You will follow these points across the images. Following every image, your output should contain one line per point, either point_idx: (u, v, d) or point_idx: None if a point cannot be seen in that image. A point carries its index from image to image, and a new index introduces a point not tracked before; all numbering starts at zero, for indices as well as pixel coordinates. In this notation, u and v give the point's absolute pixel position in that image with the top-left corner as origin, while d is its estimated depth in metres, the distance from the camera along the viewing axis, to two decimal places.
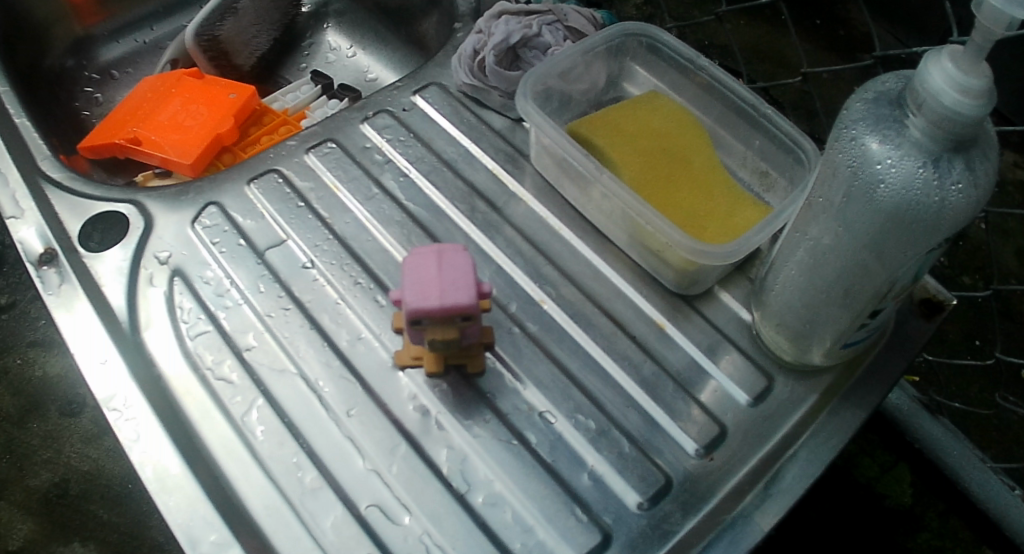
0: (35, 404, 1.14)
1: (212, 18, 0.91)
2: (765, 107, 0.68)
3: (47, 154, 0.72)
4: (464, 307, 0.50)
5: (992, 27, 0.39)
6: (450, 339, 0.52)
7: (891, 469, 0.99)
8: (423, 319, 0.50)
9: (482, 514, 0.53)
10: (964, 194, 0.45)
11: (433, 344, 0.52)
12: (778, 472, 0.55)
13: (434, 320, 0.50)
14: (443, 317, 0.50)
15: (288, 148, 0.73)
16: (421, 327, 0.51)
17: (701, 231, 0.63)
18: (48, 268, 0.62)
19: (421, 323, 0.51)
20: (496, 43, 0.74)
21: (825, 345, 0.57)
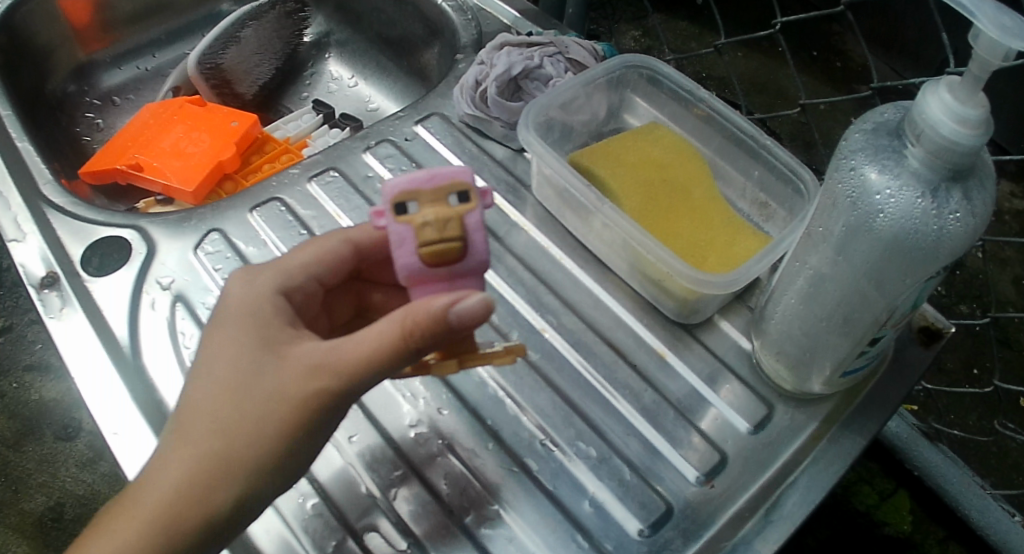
0: (31, 427, 1.12)
1: (214, 46, 0.93)
2: (763, 138, 0.69)
3: (49, 179, 0.72)
4: (461, 179, 0.43)
5: (989, 58, 0.41)
6: (447, 228, 0.42)
7: (891, 497, 0.97)
8: (410, 201, 0.43)
9: (483, 540, 0.53)
10: (962, 222, 0.46)
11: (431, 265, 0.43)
12: (779, 499, 0.55)
13: (426, 203, 0.43)
14: (436, 191, 0.43)
15: (290, 176, 0.74)
16: (410, 216, 0.43)
17: (701, 261, 0.63)
18: (50, 291, 0.63)
19: (408, 213, 0.43)
20: (498, 75, 0.75)
21: (826, 373, 0.57)
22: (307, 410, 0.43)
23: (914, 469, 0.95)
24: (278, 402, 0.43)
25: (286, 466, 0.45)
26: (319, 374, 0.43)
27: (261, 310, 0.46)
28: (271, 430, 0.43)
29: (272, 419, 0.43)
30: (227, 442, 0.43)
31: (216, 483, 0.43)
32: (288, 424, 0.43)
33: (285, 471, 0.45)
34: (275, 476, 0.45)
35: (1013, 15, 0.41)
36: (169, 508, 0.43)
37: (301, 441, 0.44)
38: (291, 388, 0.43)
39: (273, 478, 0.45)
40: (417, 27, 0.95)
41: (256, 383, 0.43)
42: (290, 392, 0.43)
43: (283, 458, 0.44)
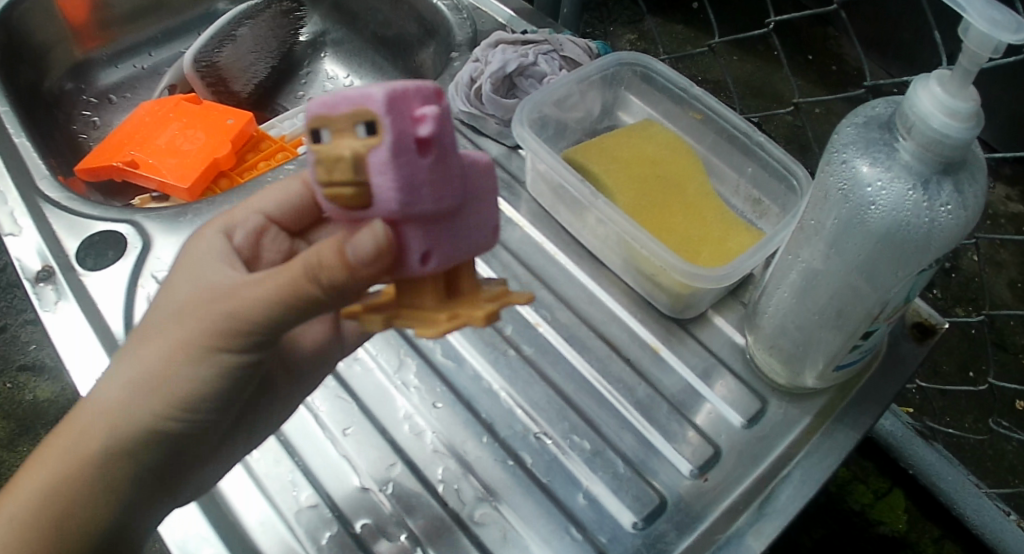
0: (25, 427, 1.12)
1: (210, 44, 0.93)
2: (757, 134, 0.70)
3: (46, 174, 0.72)
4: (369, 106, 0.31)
5: (979, 52, 0.41)
6: (349, 173, 0.32)
7: (886, 496, 0.98)
8: (321, 129, 0.32)
9: (477, 533, 0.53)
10: (953, 214, 0.46)
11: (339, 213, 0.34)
12: (773, 492, 0.55)
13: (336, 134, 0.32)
14: (342, 122, 0.31)
15: (285, 172, 0.74)
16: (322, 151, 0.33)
17: (694, 257, 0.64)
18: (46, 285, 0.63)
19: (319, 144, 0.32)
20: (493, 72, 0.75)
21: (819, 367, 0.57)
22: (209, 332, 0.42)
23: (909, 468, 0.95)
24: (180, 320, 0.43)
25: (199, 396, 0.44)
26: (223, 295, 0.42)
27: (197, 249, 0.48)
28: (171, 350, 0.43)
29: (172, 337, 0.43)
30: (133, 362, 0.44)
31: (120, 401, 0.43)
32: (189, 342, 0.43)
33: (199, 404, 0.44)
34: (186, 406, 0.44)
35: (1003, 9, 0.41)
36: (82, 431, 0.43)
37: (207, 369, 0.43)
38: (196, 308, 0.43)
39: (185, 409, 0.44)
40: (413, 26, 0.96)
41: (168, 307, 0.45)
42: (194, 315, 0.43)
43: (187, 384, 0.43)
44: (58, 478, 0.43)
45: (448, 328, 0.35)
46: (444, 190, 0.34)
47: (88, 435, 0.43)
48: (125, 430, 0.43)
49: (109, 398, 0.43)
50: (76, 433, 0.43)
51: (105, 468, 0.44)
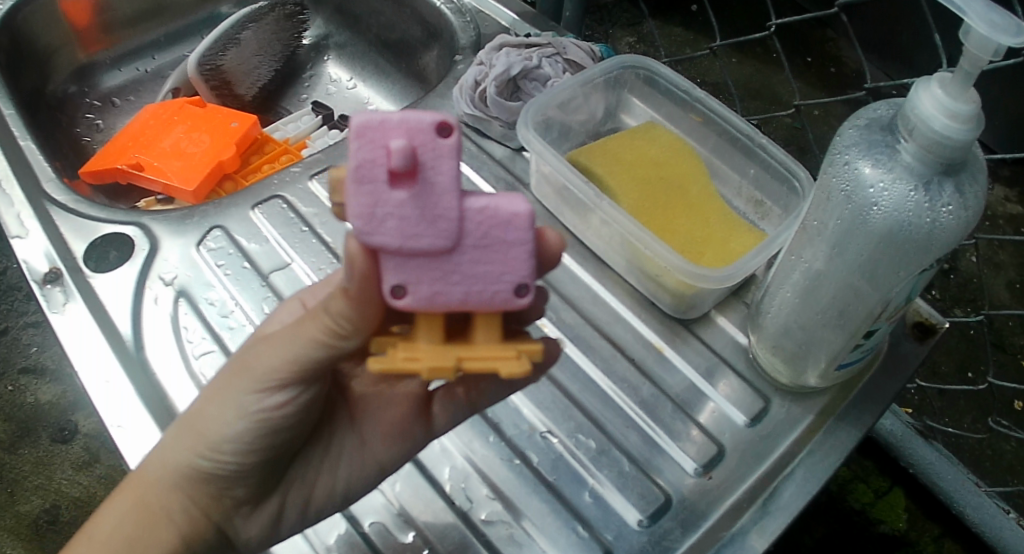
0: (27, 429, 1.12)
1: (214, 47, 0.94)
2: (759, 137, 0.70)
3: (52, 176, 0.72)
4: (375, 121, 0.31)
5: (979, 54, 0.42)
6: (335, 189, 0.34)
7: (886, 494, 0.98)
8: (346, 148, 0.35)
9: (485, 531, 0.54)
10: (955, 215, 0.47)
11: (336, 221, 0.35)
12: (776, 489, 0.56)
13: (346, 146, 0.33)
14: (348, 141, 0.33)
15: (291, 174, 0.74)
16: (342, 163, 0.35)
17: (698, 257, 0.64)
18: (54, 286, 0.63)
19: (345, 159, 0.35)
20: (497, 75, 0.76)
21: (821, 366, 0.58)
22: (243, 372, 0.42)
23: (909, 467, 0.95)
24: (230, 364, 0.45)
25: (229, 437, 0.43)
26: (265, 340, 0.43)
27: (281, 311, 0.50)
28: (214, 391, 0.44)
29: (219, 379, 0.44)
30: (189, 407, 0.46)
31: (172, 441, 0.45)
32: (229, 381, 0.43)
33: (231, 449, 0.43)
34: (218, 450, 0.44)
35: (1002, 13, 0.42)
36: (145, 470, 0.46)
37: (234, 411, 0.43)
38: (243, 353, 0.44)
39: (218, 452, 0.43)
40: (416, 30, 0.96)
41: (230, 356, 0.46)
42: (238, 358, 0.44)
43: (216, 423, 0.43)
44: (119, 512, 0.45)
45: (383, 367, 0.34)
46: (422, 227, 0.33)
47: (146, 475, 0.46)
48: (171, 470, 0.45)
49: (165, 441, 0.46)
50: (140, 472, 0.46)
51: (156, 506, 0.45)
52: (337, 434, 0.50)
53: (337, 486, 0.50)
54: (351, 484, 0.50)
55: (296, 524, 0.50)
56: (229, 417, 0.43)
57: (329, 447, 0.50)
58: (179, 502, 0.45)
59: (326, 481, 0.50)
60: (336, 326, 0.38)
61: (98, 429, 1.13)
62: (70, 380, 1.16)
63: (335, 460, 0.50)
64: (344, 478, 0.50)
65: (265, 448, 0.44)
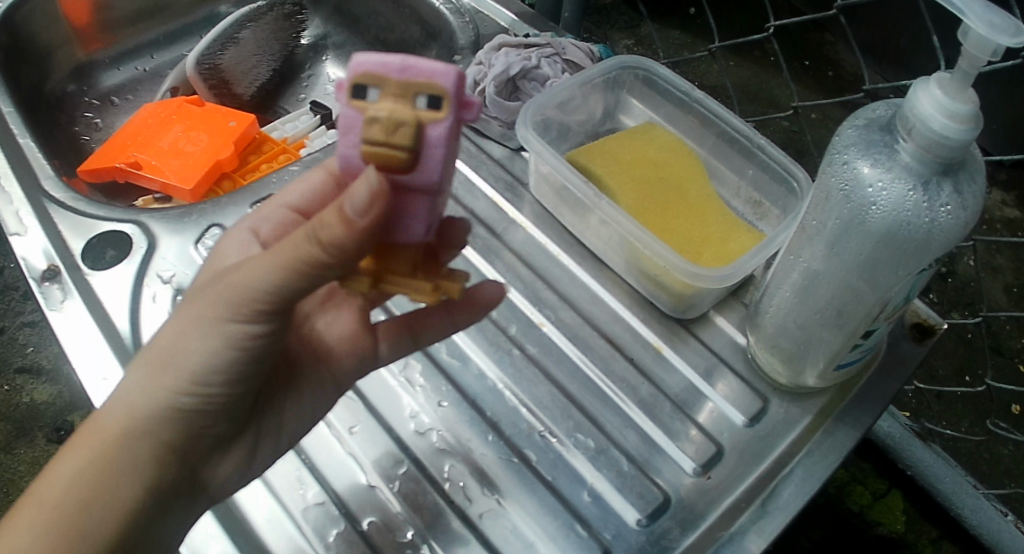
0: (22, 430, 1.12)
1: (213, 46, 0.94)
2: (758, 137, 0.70)
3: (51, 174, 0.72)
4: (437, 81, 0.36)
5: (978, 55, 0.42)
6: (396, 134, 0.36)
7: (884, 497, 0.98)
8: (372, 88, 0.36)
9: (483, 530, 0.54)
10: (953, 215, 0.47)
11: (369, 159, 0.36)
12: (775, 489, 0.56)
13: (388, 94, 0.36)
14: (404, 87, 0.36)
15: (290, 173, 0.74)
16: (366, 104, 0.36)
17: (697, 257, 0.64)
18: (52, 284, 0.63)
19: (365, 100, 0.36)
20: (497, 75, 0.76)
21: (820, 366, 0.58)
22: (216, 302, 0.42)
23: (907, 469, 0.95)
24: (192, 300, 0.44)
25: (206, 368, 0.43)
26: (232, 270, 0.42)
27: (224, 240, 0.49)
28: (182, 328, 0.44)
29: (185, 315, 0.44)
30: (150, 348, 0.45)
31: (138, 386, 0.44)
32: (199, 315, 0.43)
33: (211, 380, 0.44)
34: (201, 382, 0.44)
35: (1002, 14, 0.42)
36: (104, 424, 0.44)
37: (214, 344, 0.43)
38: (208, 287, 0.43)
39: (197, 386, 0.44)
40: (415, 30, 0.96)
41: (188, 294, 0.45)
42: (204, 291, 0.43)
43: (194, 358, 0.43)
44: (78, 461, 0.44)
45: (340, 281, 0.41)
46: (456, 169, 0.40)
47: (109, 425, 0.44)
48: (141, 413, 0.44)
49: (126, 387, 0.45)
50: (96, 423, 0.44)
51: (123, 455, 0.44)
52: (301, 365, 0.52)
53: (306, 413, 0.52)
54: (317, 407, 0.53)
55: (270, 455, 0.52)
56: (208, 349, 0.43)
57: (294, 379, 0.51)
58: (150, 447, 0.45)
59: (293, 412, 0.51)
60: (325, 253, 0.37)
61: None
62: (65, 381, 1.15)
63: (302, 387, 0.51)
64: (309, 407, 0.52)
65: (242, 377, 0.45)
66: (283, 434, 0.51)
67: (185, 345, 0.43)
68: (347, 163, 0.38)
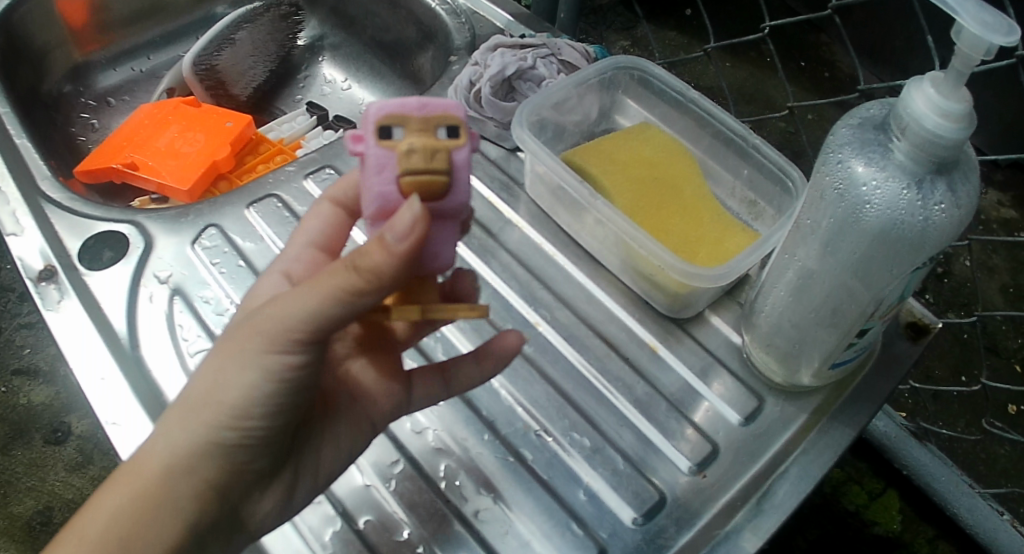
0: (19, 431, 1.12)
1: (209, 47, 0.94)
2: (753, 138, 0.71)
3: (48, 175, 0.72)
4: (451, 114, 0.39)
5: (971, 53, 0.42)
6: (434, 160, 0.38)
7: (880, 496, 0.97)
8: (396, 127, 0.38)
9: (480, 529, 0.54)
10: (947, 213, 0.47)
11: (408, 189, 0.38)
12: (770, 488, 0.56)
13: (413, 131, 0.38)
14: (424, 122, 0.38)
15: (286, 174, 0.75)
16: (394, 142, 0.38)
17: (692, 256, 0.65)
18: (48, 284, 0.63)
19: (391, 139, 0.38)
20: (492, 75, 0.76)
21: (814, 365, 0.58)
22: (255, 336, 0.42)
23: (903, 468, 0.96)
24: (231, 336, 0.44)
25: (247, 403, 0.43)
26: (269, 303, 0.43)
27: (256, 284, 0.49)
28: (221, 363, 0.43)
29: (222, 349, 0.44)
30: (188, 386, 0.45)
31: (179, 425, 0.44)
32: (236, 348, 0.43)
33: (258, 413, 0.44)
34: (246, 416, 0.44)
35: (994, 12, 0.42)
36: (147, 465, 0.44)
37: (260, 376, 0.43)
38: (246, 322, 0.43)
39: (243, 419, 0.44)
40: (411, 31, 0.96)
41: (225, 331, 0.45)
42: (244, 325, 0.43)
43: (241, 391, 0.43)
44: (117, 503, 0.43)
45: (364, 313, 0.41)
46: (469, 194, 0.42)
47: (148, 467, 0.44)
48: (181, 452, 0.44)
49: (167, 428, 0.44)
50: (137, 465, 0.44)
51: (169, 494, 0.44)
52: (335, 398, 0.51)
53: (343, 449, 0.51)
54: (354, 443, 0.52)
55: (309, 492, 0.51)
56: (253, 381, 0.43)
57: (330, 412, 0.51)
58: (192, 485, 0.44)
59: (331, 447, 0.51)
60: (363, 281, 0.38)
61: (91, 431, 1.12)
62: (62, 382, 1.15)
63: (338, 421, 0.51)
64: (347, 442, 0.52)
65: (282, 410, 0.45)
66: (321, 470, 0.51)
67: (226, 378, 0.43)
68: (385, 202, 0.39)
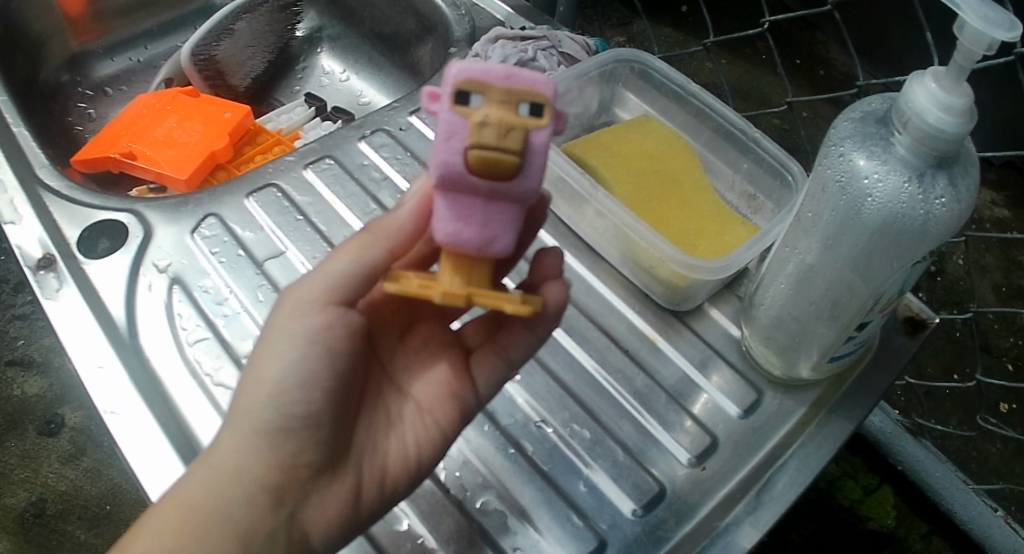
0: (13, 423, 1.11)
1: (208, 37, 0.93)
2: (753, 131, 0.71)
3: (46, 163, 0.72)
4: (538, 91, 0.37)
5: (973, 48, 0.42)
6: (508, 138, 0.37)
7: (874, 492, 0.99)
8: (474, 94, 0.37)
9: (480, 520, 0.54)
10: (948, 207, 0.47)
11: (480, 159, 0.37)
12: (769, 481, 0.56)
13: (492, 101, 0.37)
14: (498, 92, 0.37)
15: (286, 163, 0.74)
16: (471, 110, 0.37)
17: (692, 249, 0.65)
18: (47, 272, 0.63)
19: (467, 105, 0.37)
20: (493, 66, 0.76)
21: (813, 359, 0.58)
22: (286, 315, 0.46)
23: (898, 464, 0.96)
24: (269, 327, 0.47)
25: (281, 376, 0.44)
26: (301, 287, 0.47)
27: None
28: (263, 349, 0.46)
29: (260, 345, 0.47)
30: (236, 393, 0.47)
31: (244, 422, 0.45)
32: (271, 335, 0.46)
33: (308, 431, 0.45)
34: (286, 395, 0.44)
35: (996, 8, 0.43)
36: (208, 468, 0.44)
37: (293, 345, 0.45)
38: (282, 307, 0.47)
39: (290, 397, 0.44)
40: (410, 23, 0.96)
41: (249, 371, 0.46)
42: (273, 360, 0.45)
43: (278, 367, 0.45)
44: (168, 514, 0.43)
45: (414, 291, 0.39)
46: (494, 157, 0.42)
47: (207, 464, 0.45)
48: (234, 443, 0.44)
49: (228, 427, 0.45)
50: (202, 464, 0.45)
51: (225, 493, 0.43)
52: (390, 405, 0.51)
53: (409, 446, 0.49)
54: (423, 452, 0.50)
55: (376, 499, 0.48)
56: (288, 356, 0.45)
57: (386, 419, 0.50)
58: (254, 474, 0.44)
59: (396, 446, 0.49)
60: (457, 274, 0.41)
61: (84, 423, 1.12)
62: (56, 374, 1.14)
63: (394, 424, 0.50)
64: (412, 443, 0.49)
65: (326, 388, 0.45)
66: (388, 479, 0.48)
67: (271, 360, 0.45)
68: (450, 170, 0.38)
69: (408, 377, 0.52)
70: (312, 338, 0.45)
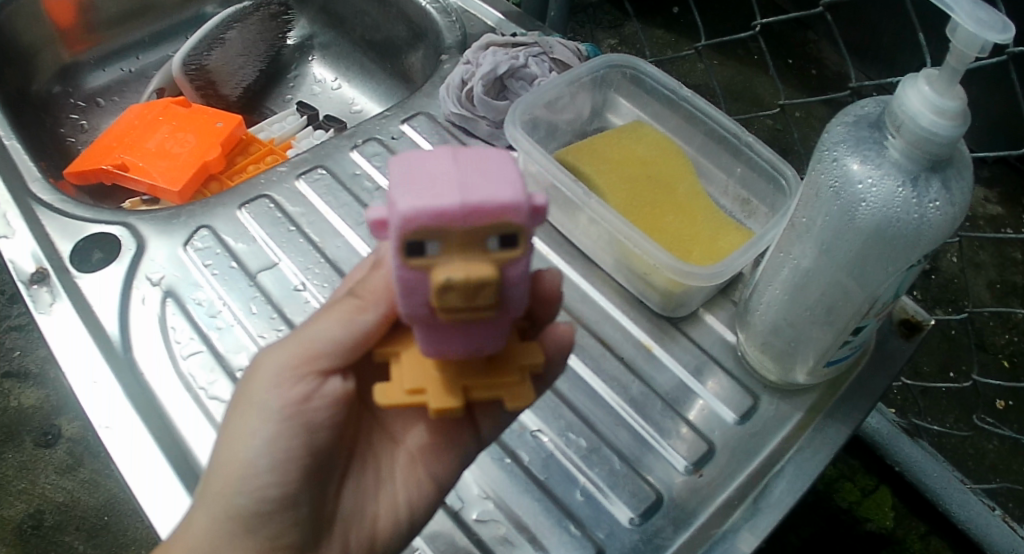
0: (10, 434, 1.10)
1: (199, 47, 0.93)
2: (746, 135, 0.71)
3: (37, 176, 0.71)
4: (507, 218, 0.30)
5: (966, 51, 0.42)
6: (479, 298, 0.31)
7: (872, 493, 0.99)
8: (429, 241, 0.30)
9: (477, 531, 0.54)
10: (942, 211, 0.47)
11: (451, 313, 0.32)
12: (767, 487, 0.56)
13: (452, 247, 0.30)
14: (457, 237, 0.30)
15: (278, 174, 0.74)
16: (428, 261, 0.31)
17: (686, 255, 0.64)
18: (40, 287, 0.62)
19: (424, 256, 0.31)
20: (484, 74, 0.76)
21: (810, 363, 0.58)
22: (262, 388, 0.45)
23: (897, 465, 0.95)
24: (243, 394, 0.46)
25: (255, 457, 0.43)
26: (281, 355, 0.45)
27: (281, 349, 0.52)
28: (237, 420, 0.45)
29: (234, 416, 0.45)
30: (211, 462, 0.46)
31: (217, 501, 0.44)
32: (246, 408, 0.45)
33: (288, 510, 0.44)
34: (262, 480, 0.43)
35: (988, 10, 0.43)
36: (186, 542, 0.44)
37: (270, 426, 0.43)
38: (259, 375, 0.45)
39: (266, 480, 0.43)
40: (401, 30, 0.96)
41: (221, 445, 0.45)
42: (246, 436, 0.44)
43: (252, 447, 0.43)
44: None
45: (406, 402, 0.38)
46: None
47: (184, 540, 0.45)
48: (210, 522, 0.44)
49: (202, 501, 0.45)
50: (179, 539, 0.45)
51: None
52: (382, 461, 0.51)
53: (399, 508, 0.49)
54: (413, 509, 0.50)
55: None
56: (264, 437, 0.43)
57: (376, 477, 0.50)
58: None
59: (385, 509, 0.49)
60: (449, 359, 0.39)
61: (81, 433, 1.11)
62: (52, 385, 1.14)
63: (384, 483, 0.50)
64: (403, 503, 0.49)
65: (305, 467, 0.44)
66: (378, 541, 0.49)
67: (246, 439, 0.44)
68: (417, 317, 0.34)
69: (399, 428, 0.51)
70: (287, 414, 0.44)
